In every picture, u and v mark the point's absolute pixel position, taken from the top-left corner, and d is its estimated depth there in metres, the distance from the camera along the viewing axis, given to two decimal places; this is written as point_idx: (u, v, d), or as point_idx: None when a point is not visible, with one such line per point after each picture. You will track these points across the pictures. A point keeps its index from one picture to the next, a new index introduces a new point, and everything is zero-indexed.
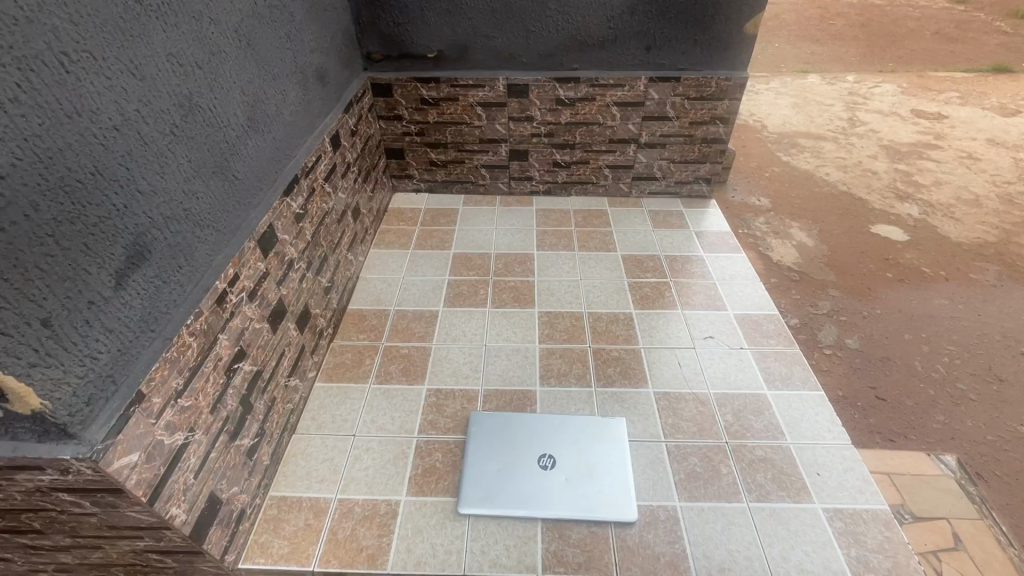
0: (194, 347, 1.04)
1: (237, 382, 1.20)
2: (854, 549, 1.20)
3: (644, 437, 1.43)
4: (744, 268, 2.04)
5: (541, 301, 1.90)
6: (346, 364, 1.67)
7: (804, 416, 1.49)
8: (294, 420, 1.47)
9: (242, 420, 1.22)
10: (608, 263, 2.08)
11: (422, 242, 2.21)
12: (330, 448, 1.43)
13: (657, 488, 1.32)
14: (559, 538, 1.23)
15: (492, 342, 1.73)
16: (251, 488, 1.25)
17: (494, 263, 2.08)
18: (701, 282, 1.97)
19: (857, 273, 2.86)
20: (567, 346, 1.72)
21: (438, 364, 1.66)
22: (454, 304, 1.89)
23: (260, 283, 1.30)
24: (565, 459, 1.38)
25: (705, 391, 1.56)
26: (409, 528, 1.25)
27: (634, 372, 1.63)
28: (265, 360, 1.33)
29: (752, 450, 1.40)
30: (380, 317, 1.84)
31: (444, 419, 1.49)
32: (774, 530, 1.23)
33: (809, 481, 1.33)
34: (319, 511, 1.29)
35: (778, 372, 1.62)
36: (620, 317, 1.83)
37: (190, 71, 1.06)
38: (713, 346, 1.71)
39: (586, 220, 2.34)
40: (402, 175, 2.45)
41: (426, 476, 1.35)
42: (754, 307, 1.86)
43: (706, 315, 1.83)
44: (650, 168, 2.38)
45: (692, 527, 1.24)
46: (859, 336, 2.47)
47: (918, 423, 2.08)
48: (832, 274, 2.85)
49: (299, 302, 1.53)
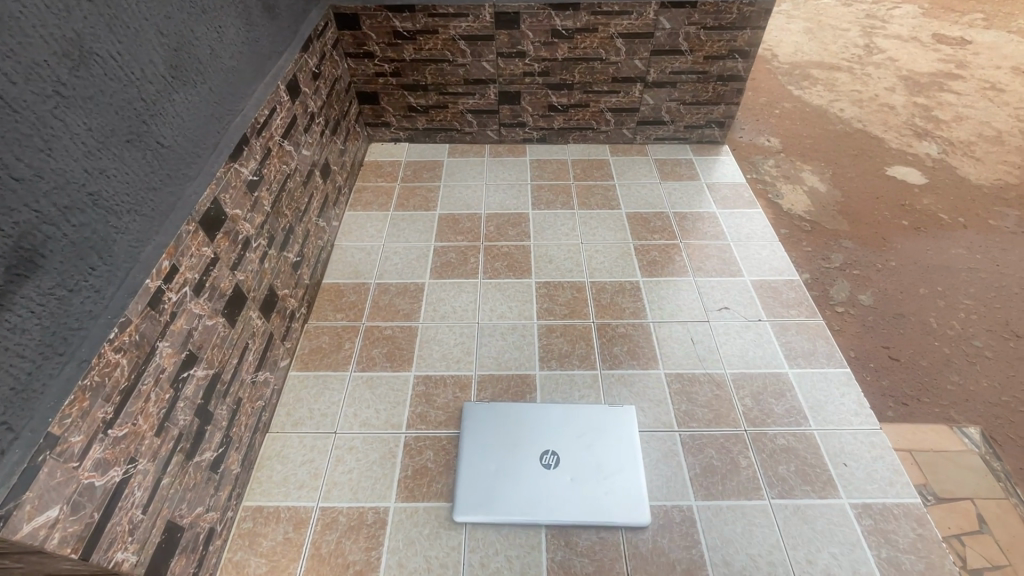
0: (123, 365, 0.85)
1: (190, 393, 1.02)
2: (884, 550, 1.10)
3: (655, 427, 1.31)
4: (761, 226, 1.85)
5: (539, 269, 1.71)
6: (324, 348, 1.49)
7: (829, 398, 1.36)
8: (267, 417, 1.32)
9: (201, 433, 1.06)
10: (611, 223, 1.87)
11: (404, 203, 1.97)
12: (309, 448, 1.28)
13: (671, 486, 1.20)
14: (565, 546, 1.12)
15: (485, 320, 1.56)
16: (220, 503, 1.12)
17: (485, 226, 1.87)
18: (715, 245, 1.78)
19: (873, 223, 2.68)
20: (569, 322, 1.55)
21: (425, 347, 1.50)
22: (441, 275, 1.70)
23: (209, 271, 1.09)
24: (571, 456, 1.25)
25: (721, 371, 1.42)
26: (399, 540, 1.13)
27: (642, 351, 1.47)
28: (225, 359, 1.15)
29: (773, 439, 1.28)
30: (359, 292, 1.65)
31: (435, 411, 1.35)
32: (799, 531, 1.13)
33: (835, 473, 1.22)
34: (299, 522, 1.16)
35: (800, 348, 1.47)
36: (626, 287, 1.65)
37: (76, 5, 0.80)
38: (729, 319, 1.55)
39: (586, 172, 2.10)
40: (377, 122, 2.17)
41: (417, 478, 1.23)
42: (772, 273, 1.69)
43: (720, 282, 1.66)
44: (658, 112, 2.12)
45: (710, 529, 1.14)
46: (872, 291, 2.34)
47: (932, 385, 1.99)
48: (846, 224, 2.67)
49: (263, 286, 1.33)
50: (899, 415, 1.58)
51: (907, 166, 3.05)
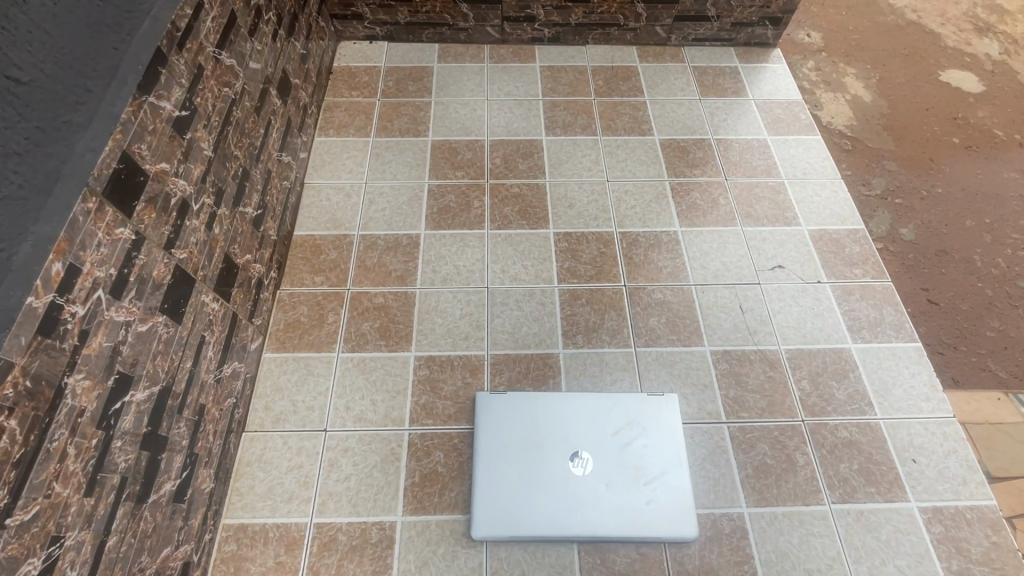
0: (11, 430, 0.60)
1: (129, 425, 0.78)
2: (955, 561, 0.99)
3: (700, 419, 1.13)
4: (820, 160, 1.54)
5: (557, 216, 1.42)
6: (303, 322, 1.24)
7: (897, 379, 1.18)
8: (241, 414, 1.10)
9: (154, 468, 0.84)
10: (642, 154, 1.54)
11: (387, 125, 1.59)
12: (296, 451, 1.08)
13: (718, 489, 1.06)
14: (602, 565, 0.99)
15: (495, 285, 1.30)
16: (193, 531, 0.93)
17: (489, 157, 1.53)
18: (767, 183, 1.49)
19: (913, 125, 1.90)
20: (596, 286, 1.30)
21: (425, 320, 1.25)
22: (440, 224, 1.40)
23: (131, 260, 0.79)
24: (605, 458, 1.07)
25: (774, 347, 1.22)
26: (410, 561, 0.98)
27: (684, 324, 1.25)
28: (177, 366, 0.90)
29: (835, 431, 1.12)
30: (341, 248, 1.35)
31: (442, 402, 1.14)
32: (862, 542, 1.01)
33: (904, 472, 1.07)
34: (291, 543, 1.00)
35: (866, 317, 1.26)
36: (662, 240, 1.38)
37: None
38: (784, 280, 1.32)
39: (610, 84, 1.71)
40: (346, 14, 1.70)
41: (425, 485, 1.06)
42: (832, 220, 1.43)
43: (773, 233, 1.40)
44: (701, 4, 1.69)
45: (763, 540, 1.01)
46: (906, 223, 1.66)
47: (970, 330, 1.46)
48: (884, 131, 1.88)
49: (216, 258, 1.03)
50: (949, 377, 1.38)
51: (969, 50, 2.16)
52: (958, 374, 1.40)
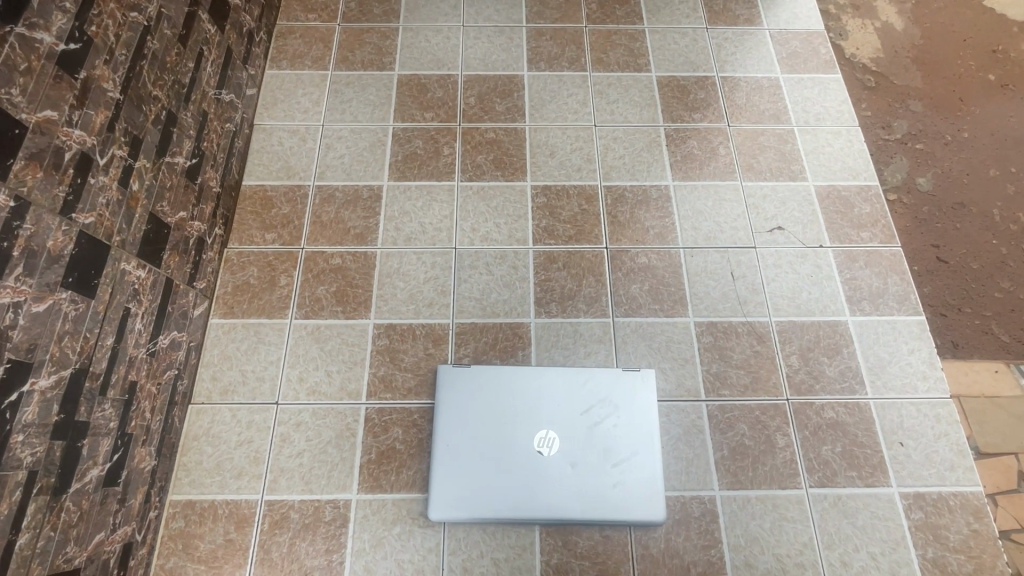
0: None
1: (32, 416, 0.71)
2: (931, 548, 0.95)
3: (678, 396, 1.06)
4: (838, 103, 1.36)
5: (536, 167, 1.27)
6: (253, 285, 1.14)
7: (894, 356, 1.10)
8: (185, 386, 1.03)
9: (73, 456, 0.78)
10: (636, 94, 1.36)
11: (347, 55, 1.40)
12: (246, 426, 1.02)
13: (691, 471, 1.00)
14: (564, 546, 0.96)
15: (464, 245, 1.18)
16: (133, 512, 0.89)
17: (463, 96, 1.35)
18: (774, 131, 1.32)
19: (947, 60, 1.63)
20: (574, 248, 1.18)
21: (386, 283, 1.14)
22: (405, 174, 1.26)
23: (11, 232, 0.68)
24: (574, 437, 1.00)
25: (764, 318, 1.12)
26: (365, 541, 0.95)
27: (668, 292, 1.14)
28: (96, 345, 0.81)
29: (821, 411, 1.05)
30: (293, 202, 1.22)
31: (403, 375, 1.07)
32: (836, 528, 0.96)
33: (888, 455, 1.01)
34: (241, 520, 0.96)
35: (868, 287, 1.16)
36: (651, 196, 1.24)
37: None
38: (782, 244, 1.19)
39: (606, 8, 1.48)
40: None
41: (382, 463, 1.00)
42: (843, 175, 1.28)
43: (776, 189, 1.25)
44: None
45: (733, 525, 0.97)
46: (925, 171, 1.47)
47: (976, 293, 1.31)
48: (913, 65, 1.62)
49: (139, 220, 0.91)
50: (950, 340, 1.27)
51: None
52: (957, 338, 1.27)
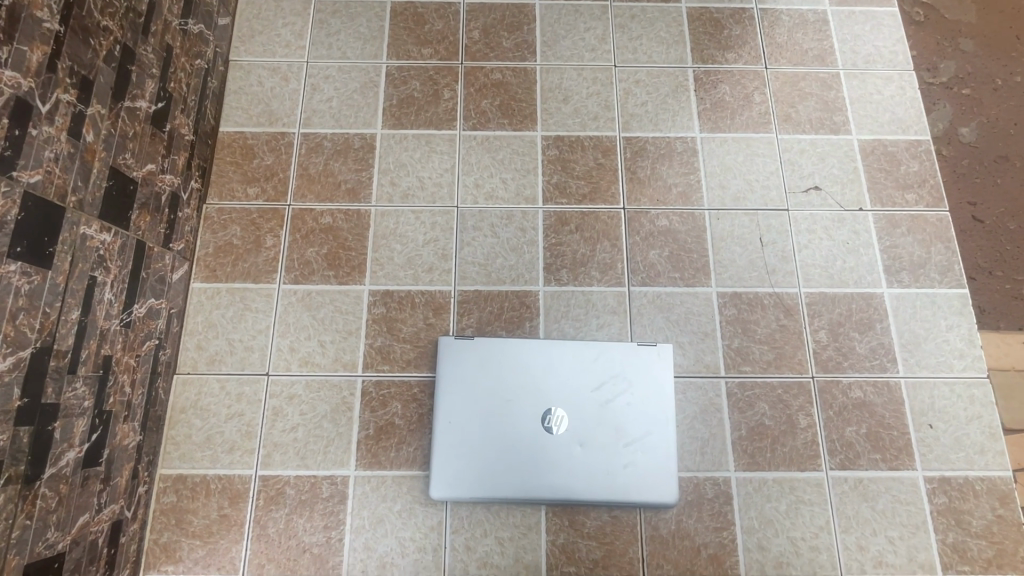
0: None
1: None
2: (952, 533, 0.92)
3: (696, 372, 0.99)
4: (892, 43, 1.20)
5: (547, 114, 1.13)
6: (236, 246, 1.04)
7: (931, 332, 1.02)
8: (167, 356, 0.96)
9: (44, 440, 0.72)
10: (663, 29, 1.19)
11: None
12: (235, 398, 0.97)
13: (706, 452, 0.95)
14: (570, 527, 0.93)
15: (466, 204, 1.07)
16: (120, 490, 0.85)
17: (465, 29, 1.19)
18: (817, 75, 1.17)
19: None
20: (589, 209, 1.07)
21: (381, 245, 1.05)
22: (401, 121, 1.12)
23: None
24: (584, 415, 0.94)
25: (793, 289, 1.03)
26: (365, 518, 0.92)
27: (690, 260, 1.04)
28: (59, 320, 0.73)
29: (847, 389, 0.98)
30: (277, 151, 1.10)
31: (401, 346, 0.99)
32: (855, 511, 0.93)
33: (916, 438, 0.96)
34: (235, 496, 0.92)
35: (909, 256, 1.05)
36: (676, 149, 1.11)
37: None
38: (818, 207, 1.08)
39: None
40: None
41: (380, 439, 0.95)
42: (891, 128, 1.14)
43: (815, 144, 1.12)
44: None
45: (747, 507, 0.93)
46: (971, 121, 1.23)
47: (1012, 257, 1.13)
48: None
49: (100, 176, 0.80)
50: (976, 306, 1.11)
51: None
52: (985, 303, 1.10)
